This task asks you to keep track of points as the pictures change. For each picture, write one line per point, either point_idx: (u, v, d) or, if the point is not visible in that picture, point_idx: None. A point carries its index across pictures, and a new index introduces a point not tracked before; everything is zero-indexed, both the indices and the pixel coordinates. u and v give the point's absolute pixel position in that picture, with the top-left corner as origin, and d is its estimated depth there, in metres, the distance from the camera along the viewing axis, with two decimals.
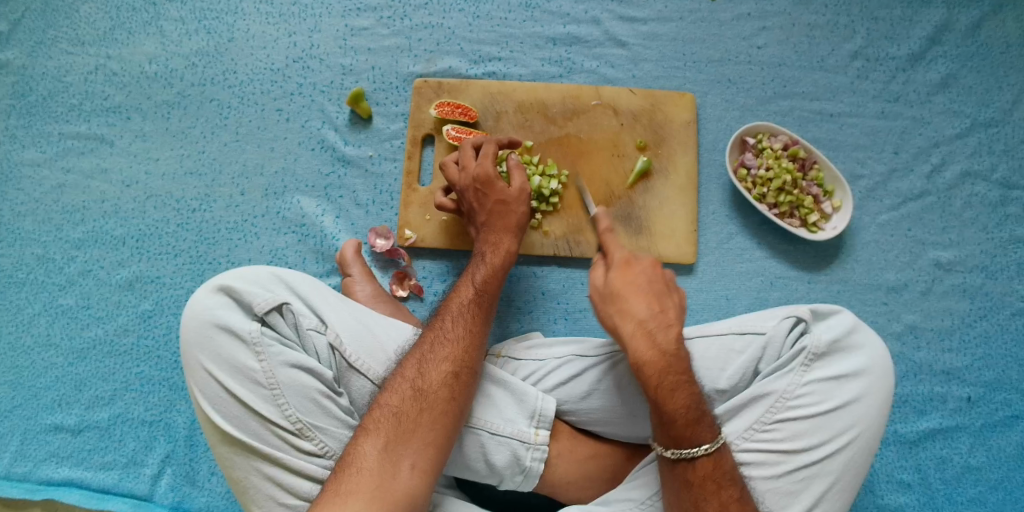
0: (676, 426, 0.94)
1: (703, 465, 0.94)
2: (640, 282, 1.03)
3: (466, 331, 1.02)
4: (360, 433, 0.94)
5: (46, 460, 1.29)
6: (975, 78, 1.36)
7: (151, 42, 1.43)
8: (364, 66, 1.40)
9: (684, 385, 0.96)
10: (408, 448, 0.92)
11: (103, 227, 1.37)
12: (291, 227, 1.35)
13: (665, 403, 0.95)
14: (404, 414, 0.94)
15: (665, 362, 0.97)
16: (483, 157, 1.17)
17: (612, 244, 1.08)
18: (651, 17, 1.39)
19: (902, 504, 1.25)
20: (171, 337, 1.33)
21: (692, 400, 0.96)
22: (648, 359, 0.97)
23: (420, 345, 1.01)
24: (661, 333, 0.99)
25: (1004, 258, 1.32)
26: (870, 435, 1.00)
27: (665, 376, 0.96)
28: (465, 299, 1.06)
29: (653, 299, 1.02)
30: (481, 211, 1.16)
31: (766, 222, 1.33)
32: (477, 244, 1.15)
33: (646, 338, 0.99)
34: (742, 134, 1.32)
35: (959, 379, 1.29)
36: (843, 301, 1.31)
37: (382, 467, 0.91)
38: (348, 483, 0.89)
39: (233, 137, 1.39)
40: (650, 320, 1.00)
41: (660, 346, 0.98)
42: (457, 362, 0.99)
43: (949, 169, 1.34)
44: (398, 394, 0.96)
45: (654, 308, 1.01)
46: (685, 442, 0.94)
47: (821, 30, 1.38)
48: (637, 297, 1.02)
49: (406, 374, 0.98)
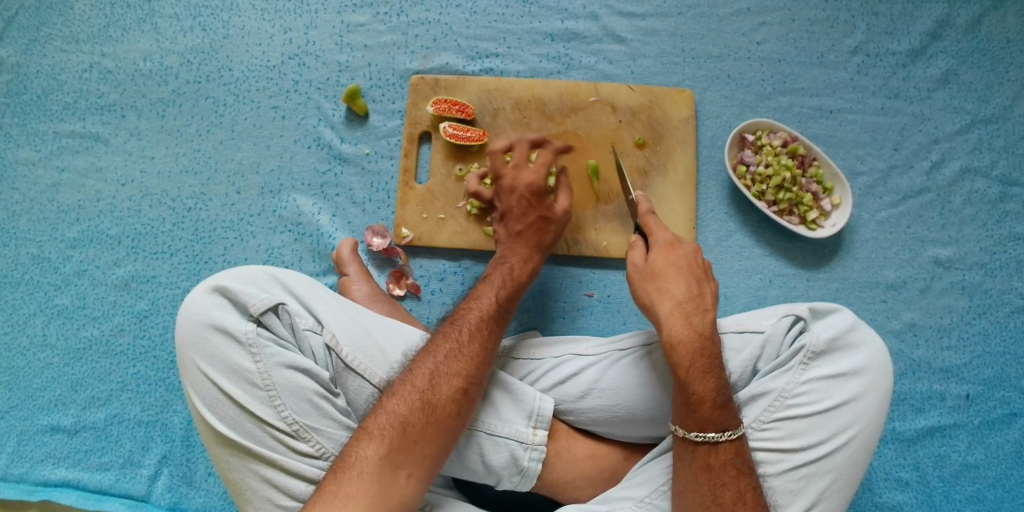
0: (704, 408, 0.94)
1: (725, 450, 0.94)
2: (681, 263, 1.05)
3: (481, 349, 1.02)
4: (361, 437, 0.93)
5: (43, 461, 1.29)
6: (975, 74, 1.35)
7: (145, 39, 1.41)
8: (361, 63, 1.39)
9: (716, 370, 0.97)
10: (410, 459, 0.92)
11: (98, 226, 1.36)
12: (287, 226, 1.34)
13: (694, 385, 0.96)
14: (411, 424, 0.93)
15: (699, 345, 0.98)
16: (539, 166, 1.19)
17: (653, 226, 1.10)
18: (650, 13, 1.38)
19: (900, 502, 1.25)
20: (168, 338, 1.33)
21: (720, 386, 0.96)
22: (683, 339, 0.98)
23: (434, 354, 1.00)
24: (698, 317, 1.01)
25: (1003, 255, 1.31)
26: (868, 434, 1.00)
27: (698, 358, 0.97)
28: (485, 313, 1.06)
29: (692, 282, 1.04)
30: (520, 221, 1.18)
31: (765, 220, 1.33)
32: (501, 252, 1.18)
33: (683, 319, 1.00)
34: (741, 130, 1.31)
35: (957, 377, 1.29)
36: (842, 299, 1.31)
37: (382, 474, 0.90)
38: (348, 487, 0.88)
39: (228, 135, 1.38)
40: (688, 302, 1.02)
41: (697, 328, 1.00)
42: (467, 378, 0.99)
43: (949, 166, 1.33)
44: (405, 403, 0.95)
45: (692, 292, 1.03)
46: (710, 426, 0.94)
47: (821, 26, 1.37)
48: (678, 279, 1.04)
49: (416, 384, 0.97)
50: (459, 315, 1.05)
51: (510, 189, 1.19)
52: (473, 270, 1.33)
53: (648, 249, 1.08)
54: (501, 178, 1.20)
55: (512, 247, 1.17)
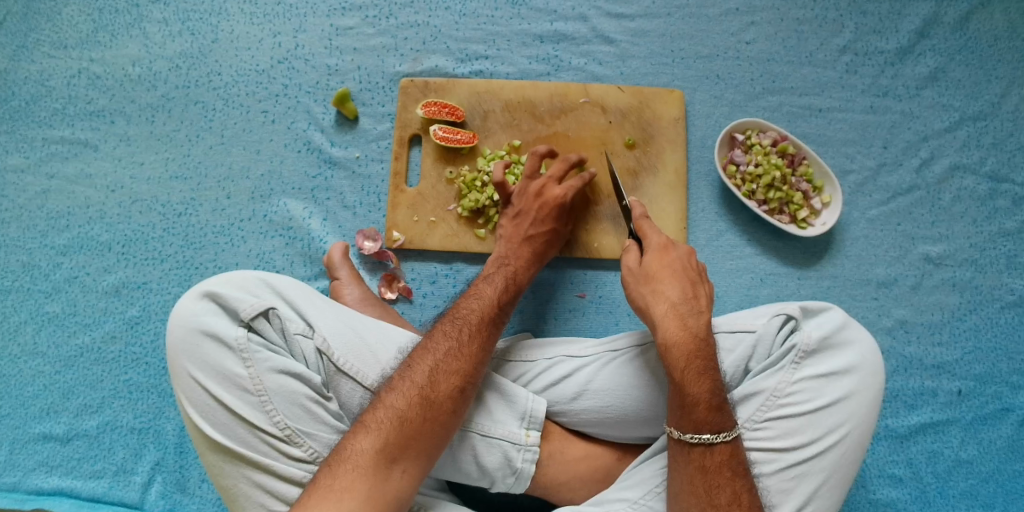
0: (699, 409, 0.94)
1: (721, 452, 0.94)
2: (676, 266, 1.06)
3: (480, 349, 1.02)
4: (358, 430, 0.93)
5: (35, 469, 1.28)
6: (964, 71, 1.35)
7: (134, 44, 1.41)
8: (350, 66, 1.39)
9: (711, 371, 0.97)
10: (405, 455, 0.91)
11: (88, 232, 1.36)
12: (278, 230, 1.34)
13: (689, 387, 0.96)
14: (407, 418, 0.93)
15: (694, 347, 0.99)
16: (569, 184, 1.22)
17: (648, 229, 1.11)
18: (639, 14, 1.38)
19: (894, 499, 1.25)
20: (159, 344, 1.32)
21: (715, 387, 0.96)
22: (677, 341, 0.99)
23: (432, 352, 1.00)
24: (692, 319, 1.01)
25: (993, 251, 1.32)
26: (860, 432, 1.00)
27: (693, 360, 0.97)
28: (485, 314, 1.06)
29: (686, 284, 1.04)
30: (535, 225, 1.19)
31: (756, 219, 1.33)
32: (505, 251, 1.18)
33: (679, 321, 1.01)
34: (731, 130, 1.31)
35: (949, 373, 1.29)
36: (834, 297, 1.31)
37: (377, 468, 0.89)
38: (343, 481, 0.88)
39: (218, 140, 1.38)
40: (683, 304, 1.02)
41: (692, 330, 1.00)
42: (465, 377, 0.99)
43: (938, 163, 1.34)
44: (404, 398, 0.95)
45: (687, 293, 1.03)
46: (705, 426, 0.94)
47: (810, 25, 1.37)
48: (672, 282, 1.05)
49: (416, 380, 0.97)
50: (460, 313, 1.06)
51: (536, 194, 1.21)
52: (465, 272, 1.33)
53: (642, 253, 1.09)
54: (533, 181, 1.22)
55: (518, 248, 1.18)
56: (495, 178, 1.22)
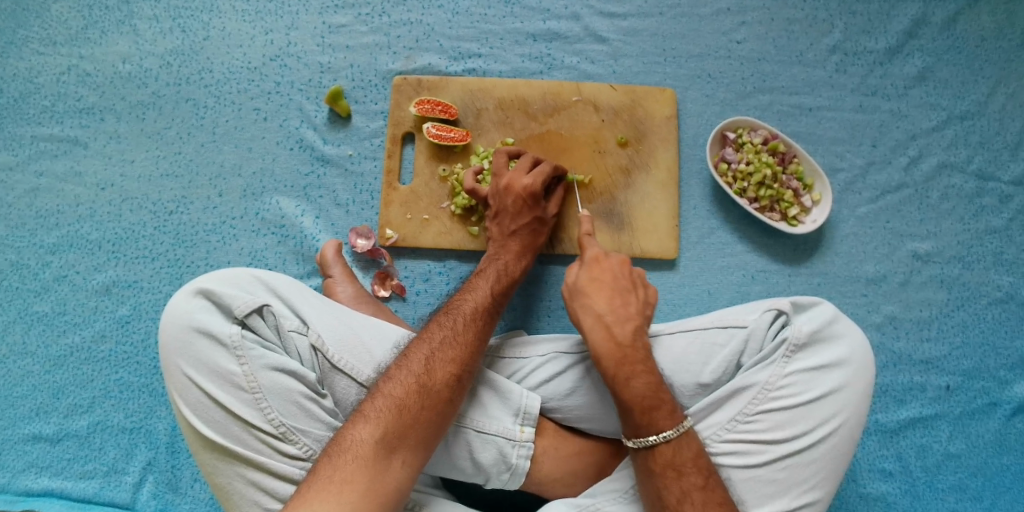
0: (634, 415, 0.97)
1: (663, 452, 0.96)
2: (606, 278, 1.08)
3: (476, 338, 1.03)
4: (357, 420, 0.92)
5: (25, 470, 1.27)
6: (950, 71, 1.37)
7: (124, 41, 1.40)
8: (343, 63, 1.38)
9: (641, 374, 0.99)
10: (404, 445, 0.91)
11: (78, 231, 1.35)
12: (271, 228, 1.34)
13: (622, 392, 0.98)
14: (406, 407, 0.93)
15: (620, 354, 1.01)
16: (537, 174, 1.20)
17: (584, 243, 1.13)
18: (631, 13, 1.39)
19: (884, 493, 1.27)
20: (150, 343, 1.32)
21: (648, 388, 0.98)
22: (604, 352, 1.01)
23: (429, 342, 1.01)
24: (619, 327, 1.03)
25: (980, 248, 1.33)
26: (852, 424, 1.01)
27: (620, 366, 0.99)
28: (478, 304, 1.07)
29: (615, 295, 1.06)
30: (514, 219, 1.19)
31: (747, 216, 1.34)
32: (491, 245, 1.20)
33: (604, 330, 1.02)
34: (722, 129, 1.32)
35: (938, 368, 1.31)
36: (824, 293, 1.32)
37: (377, 458, 0.89)
38: (344, 473, 0.87)
39: (210, 137, 1.37)
40: (609, 314, 1.04)
41: (617, 340, 1.02)
42: (461, 365, 0.99)
43: (926, 161, 1.35)
44: (402, 386, 0.95)
45: (614, 304, 1.05)
46: (643, 429, 0.97)
47: (801, 25, 1.38)
48: (601, 294, 1.06)
49: (411, 367, 0.97)
50: (454, 304, 1.07)
51: (505, 189, 1.19)
52: (458, 270, 1.33)
53: (578, 266, 1.10)
54: (501, 177, 1.21)
55: (505, 245, 1.18)
56: (466, 187, 1.23)
